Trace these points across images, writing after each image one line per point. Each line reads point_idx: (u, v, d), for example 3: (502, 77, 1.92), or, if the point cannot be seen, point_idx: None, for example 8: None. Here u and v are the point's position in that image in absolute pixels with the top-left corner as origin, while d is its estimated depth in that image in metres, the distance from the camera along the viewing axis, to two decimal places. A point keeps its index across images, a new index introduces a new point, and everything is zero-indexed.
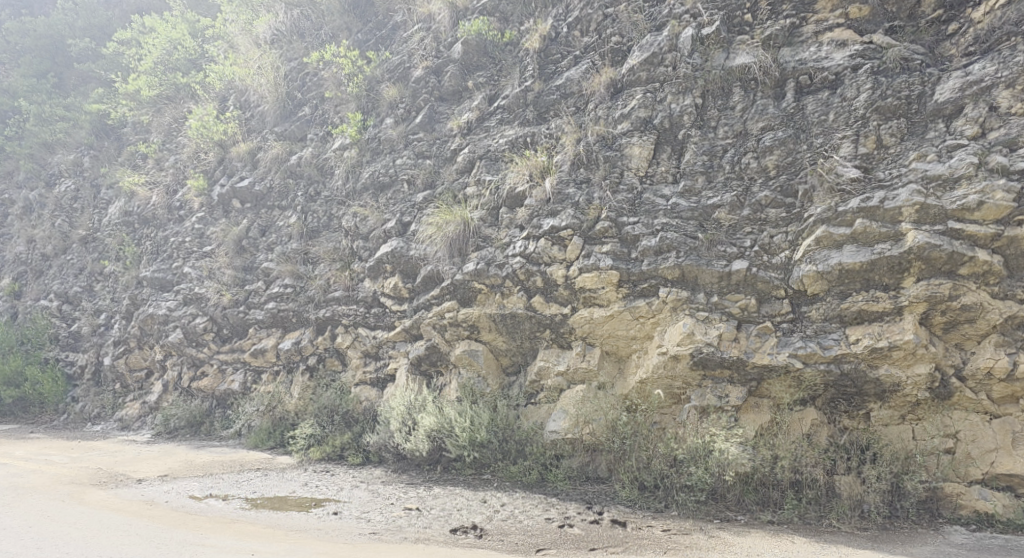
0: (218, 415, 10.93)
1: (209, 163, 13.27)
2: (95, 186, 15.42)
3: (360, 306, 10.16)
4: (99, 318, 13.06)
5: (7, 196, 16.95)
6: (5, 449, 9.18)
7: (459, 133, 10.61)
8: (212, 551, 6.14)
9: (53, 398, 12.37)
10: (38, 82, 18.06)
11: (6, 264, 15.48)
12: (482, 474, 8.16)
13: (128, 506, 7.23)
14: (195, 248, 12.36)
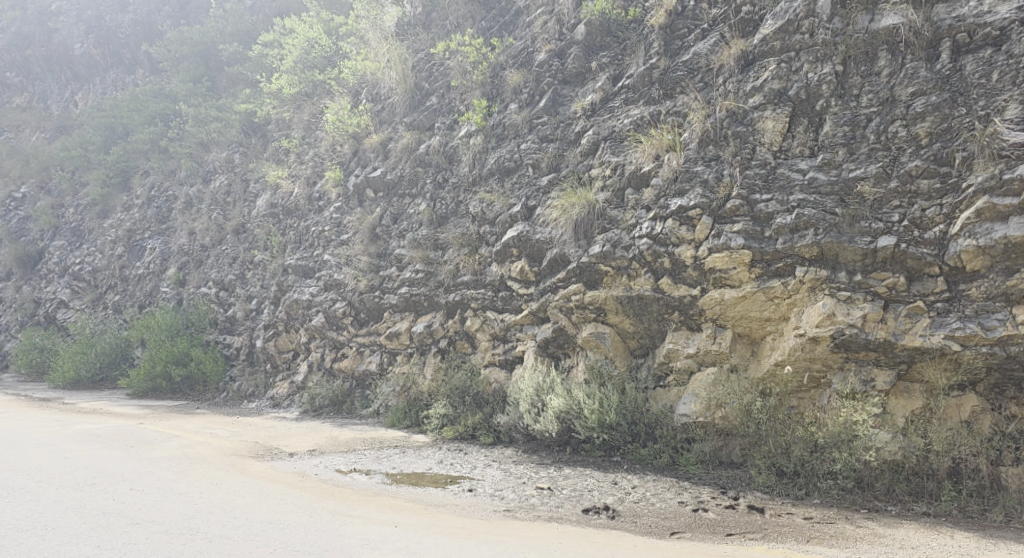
0: (357, 394, 11.53)
1: (345, 155, 14.01)
2: (244, 181, 16.65)
3: (488, 290, 10.40)
4: (251, 304, 14.15)
5: (171, 193, 18.66)
6: (177, 422, 10.19)
7: (583, 115, 10.56)
8: (359, 521, 6.55)
9: (214, 377, 13.36)
10: (195, 86, 19.86)
11: (171, 254, 17.06)
12: (612, 456, 8.19)
13: (283, 477, 7.85)
14: (333, 236, 13.09)
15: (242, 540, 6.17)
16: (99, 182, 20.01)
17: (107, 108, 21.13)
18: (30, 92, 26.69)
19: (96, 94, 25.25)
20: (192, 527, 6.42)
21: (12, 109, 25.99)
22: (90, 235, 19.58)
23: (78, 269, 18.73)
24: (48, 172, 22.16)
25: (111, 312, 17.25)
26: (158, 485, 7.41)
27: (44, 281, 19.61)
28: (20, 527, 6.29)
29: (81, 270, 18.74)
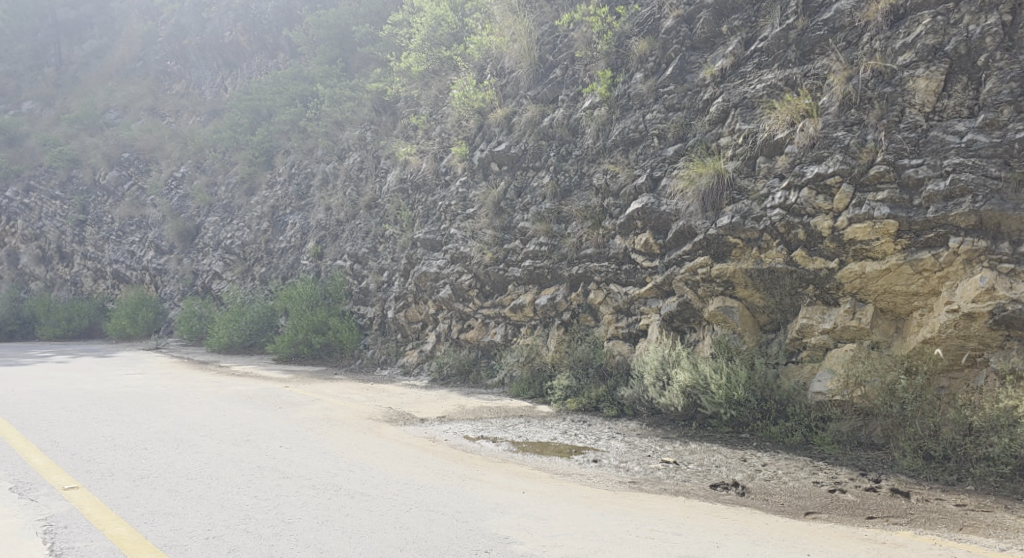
0: (483, 364, 11.82)
1: (470, 130, 14.29)
2: (375, 157, 17.36)
3: (612, 263, 10.36)
4: (383, 276, 14.81)
5: (309, 170, 19.78)
6: (319, 387, 10.90)
7: (712, 83, 10.21)
8: (488, 486, 6.78)
9: (350, 345, 14.13)
10: (331, 68, 21.17)
11: (310, 229, 18.11)
12: (740, 433, 7.94)
13: (414, 441, 8.23)
14: (460, 210, 13.42)
15: (381, 498, 6.56)
16: (246, 162, 21.61)
17: (255, 94, 22.91)
18: (187, 79, 29.03)
19: (242, 79, 27.09)
20: (336, 484, 6.89)
21: (172, 96, 28.48)
22: (239, 211, 21.14)
23: (229, 243, 20.30)
24: (203, 153, 24.21)
25: (258, 284, 18.63)
26: (303, 444, 8.00)
27: (201, 254, 21.42)
28: (189, 476, 6.99)
29: (232, 244, 20.32)
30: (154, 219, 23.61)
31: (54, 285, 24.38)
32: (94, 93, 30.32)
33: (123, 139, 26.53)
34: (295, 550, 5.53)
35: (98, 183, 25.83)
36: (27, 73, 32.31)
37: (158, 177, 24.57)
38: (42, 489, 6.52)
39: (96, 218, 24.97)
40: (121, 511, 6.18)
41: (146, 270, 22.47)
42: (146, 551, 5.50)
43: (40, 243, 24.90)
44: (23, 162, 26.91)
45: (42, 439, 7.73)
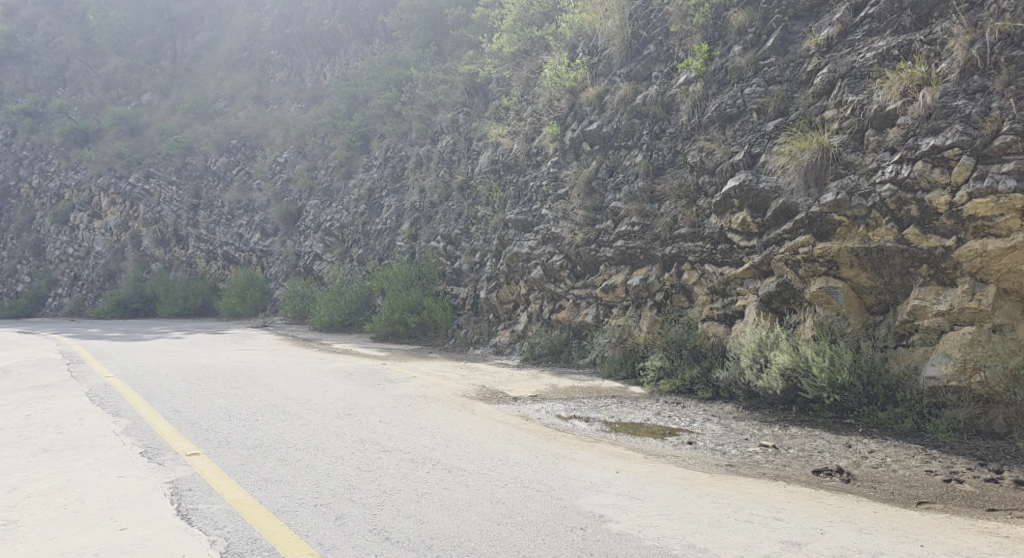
0: (574, 344, 11.76)
1: (562, 110, 14.23)
2: (468, 139, 17.54)
3: (707, 243, 10.12)
4: (475, 257, 15.00)
5: (404, 153, 20.21)
6: (416, 364, 11.24)
7: (817, 53, 9.79)
8: (582, 465, 6.82)
9: (443, 324, 14.42)
10: (424, 51, 21.77)
11: (405, 211, 18.52)
12: (844, 418, 7.62)
13: (508, 419, 8.35)
14: (551, 190, 13.42)
15: (478, 473, 6.71)
16: (344, 146, 22.36)
17: (353, 80, 23.78)
18: (288, 67, 30.17)
19: (340, 65, 27.93)
20: (433, 458, 7.11)
21: (275, 84, 29.71)
22: (338, 194, 21.89)
23: (329, 226, 21.11)
24: (304, 139, 25.19)
25: (356, 264, 19.28)
26: (402, 419, 8.27)
27: (302, 236, 22.30)
28: (297, 447, 7.37)
29: (332, 226, 21.11)
30: (259, 203, 24.82)
31: (172, 266, 26.18)
32: (206, 83, 32.09)
33: (232, 127, 28.11)
34: (397, 520, 5.76)
35: (210, 168, 27.40)
36: (147, 67, 34.64)
37: (264, 163, 25.82)
38: (167, 454, 7.03)
39: (207, 202, 26.50)
40: (237, 477, 6.60)
41: (253, 252, 23.68)
42: (261, 515, 5.86)
43: (159, 227, 26.81)
44: (144, 150, 28.98)
45: (166, 408, 8.34)
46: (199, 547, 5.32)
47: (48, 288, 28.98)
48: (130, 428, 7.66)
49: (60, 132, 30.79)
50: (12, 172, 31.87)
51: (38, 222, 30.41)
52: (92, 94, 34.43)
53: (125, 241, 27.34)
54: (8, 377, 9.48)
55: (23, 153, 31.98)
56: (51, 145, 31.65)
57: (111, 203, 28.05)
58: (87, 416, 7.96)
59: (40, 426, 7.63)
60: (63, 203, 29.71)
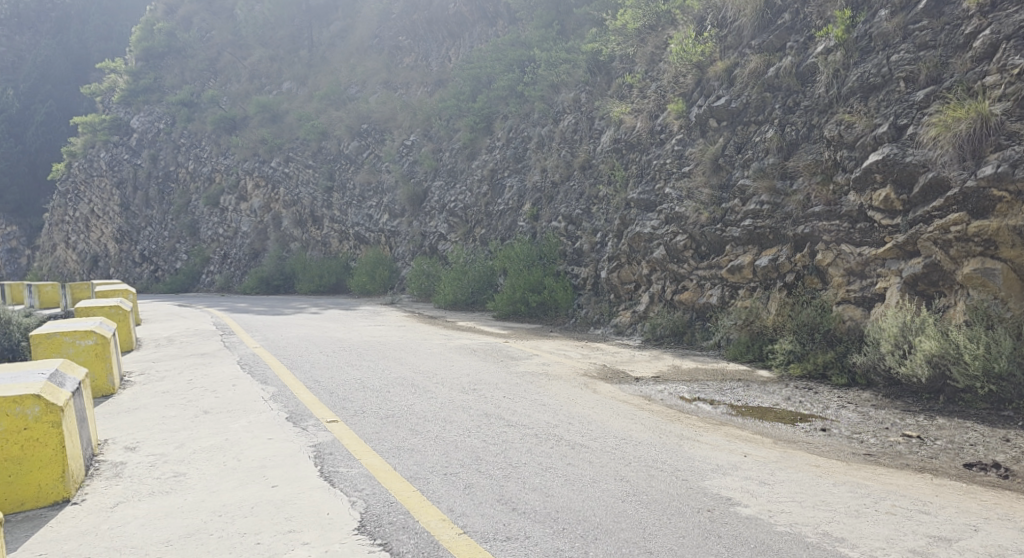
0: (698, 326, 11.40)
1: (688, 86, 13.93)
2: (591, 118, 17.45)
3: (844, 221, 9.70)
4: (597, 237, 14.97)
5: (526, 134, 20.39)
6: (537, 342, 11.41)
7: (977, 13, 9.14)
8: (707, 447, 6.72)
9: (564, 304, 14.46)
10: (547, 31, 22.57)
11: (527, 192, 18.67)
12: (1001, 411, 6.99)
13: (630, 399, 8.32)
14: (675, 169, 13.16)
15: (601, 451, 6.76)
16: (468, 128, 22.85)
17: (478, 63, 24.36)
18: (415, 52, 31.04)
19: (464, 48, 28.42)
20: (556, 434, 7.23)
21: (403, 69, 30.70)
22: (462, 174, 22.42)
23: (454, 206, 21.71)
24: (430, 122, 25.85)
25: (480, 244, 19.73)
26: (525, 395, 8.45)
27: (428, 217, 22.98)
28: (426, 418, 7.70)
29: (456, 207, 21.68)
30: (388, 185, 25.76)
31: (309, 245, 27.92)
32: (339, 70, 33.68)
33: (362, 112, 29.32)
34: (523, 492, 5.91)
35: (343, 152, 28.65)
36: (287, 56, 36.72)
37: (392, 146, 26.70)
38: (310, 420, 7.56)
39: (340, 184, 27.79)
40: (373, 444, 7.00)
41: (382, 232, 24.76)
42: (395, 480, 6.19)
43: (298, 208, 28.81)
44: (285, 136, 31.05)
45: (307, 378, 8.93)
46: (342, 506, 5.71)
47: (202, 265, 32.25)
48: (277, 395, 8.28)
49: (211, 121, 33.93)
50: (172, 159, 35.74)
51: (194, 204, 33.99)
52: (238, 84, 37.04)
53: (268, 221, 29.88)
54: (172, 345, 10.49)
55: (182, 141, 35.61)
56: (204, 133, 34.81)
57: (257, 185, 30.75)
58: (240, 382, 8.69)
59: (200, 389, 8.40)
60: (214, 186, 33.06)
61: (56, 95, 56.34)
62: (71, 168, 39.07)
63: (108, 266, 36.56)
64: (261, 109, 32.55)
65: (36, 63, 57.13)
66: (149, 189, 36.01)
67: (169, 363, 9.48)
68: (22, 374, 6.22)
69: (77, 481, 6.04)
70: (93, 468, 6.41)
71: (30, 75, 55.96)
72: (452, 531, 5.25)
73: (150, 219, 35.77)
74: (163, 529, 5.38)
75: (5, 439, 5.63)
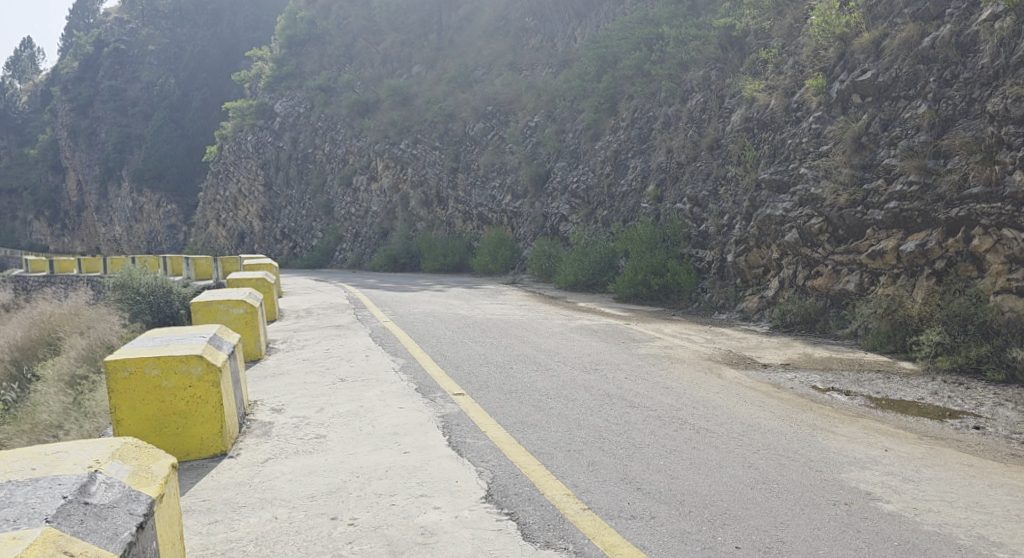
0: (832, 314, 10.82)
1: (829, 60, 13.46)
2: (720, 96, 16.97)
3: (1007, 204, 8.91)
4: (724, 220, 14.50)
5: (652, 114, 20.02)
6: (659, 325, 11.26)
7: None
8: (843, 440, 6.40)
9: (686, 288, 14.11)
10: (677, 8, 22.02)
11: (651, 172, 18.36)
12: None
13: (758, 387, 8.05)
14: (812, 148, 12.59)
15: (727, 437, 6.61)
16: (593, 109, 22.77)
17: (605, 43, 24.25)
18: (541, 33, 31.13)
19: (591, 27, 28.12)
20: (680, 418, 7.12)
21: (529, 51, 30.85)
22: (585, 155, 22.34)
23: (576, 187, 21.71)
24: (554, 103, 25.88)
25: (601, 226, 19.58)
26: (649, 377, 8.38)
27: (550, 198, 23.06)
28: (549, 395, 7.81)
29: (578, 188, 21.66)
30: (512, 165, 25.98)
31: (434, 225, 28.85)
32: (466, 53, 34.32)
33: (488, 94, 29.75)
34: (648, 472, 5.89)
35: (468, 134, 29.18)
36: (417, 41, 37.78)
37: (516, 128, 26.86)
38: (438, 392, 7.84)
39: (465, 165, 28.36)
40: (498, 418, 7.19)
41: (505, 213, 25.12)
42: (519, 454, 6.34)
43: (424, 189, 29.82)
44: (413, 118, 32.19)
45: (434, 352, 9.27)
46: (469, 475, 5.91)
47: (335, 242, 34.39)
48: (406, 366, 8.66)
49: (346, 105, 35.74)
50: (310, 142, 38.02)
51: (329, 184, 36.05)
52: (371, 69, 38.63)
53: (396, 201, 31.14)
54: (310, 316, 11.16)
55: (319, 124, 37.79)
56: (339, 116, 36.77)
57: (386, 166, 32.16)
58: (372, 353, 9.15)
59: (337, 358, 8.92)
60: (347, 167, 34.89)
61: (210, 84, 61.00)
62: (224, 151, 42.97)
63: (254, 243, 40.61)
64: (392, 93, 33.87)
65: (195, 53, 62.90)
66: (290, 170, 38.70)
67: (308, 332, 10.12)
68: (185, 336, 6.83)
69: (232, 438, 6.60)
70: (246, 426, 6.97)
71: (190, 64, 61.77)
72: (577, 506, 5.31)
73: (290, 198, 38.67)
74: (307, 485, 5.78)
75: (173, 395, 6.24)
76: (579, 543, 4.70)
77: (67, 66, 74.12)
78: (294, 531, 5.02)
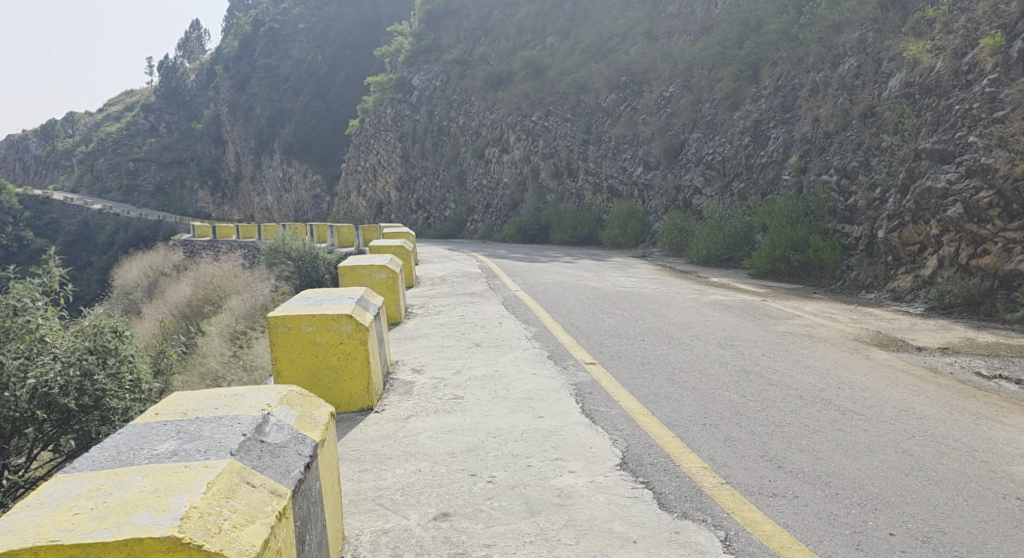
0: (1000, 296, 9.89)
1: (1010, 16, 12.34)
2: (877, 60, 15.92)
3: None
4: (875, 192, 13.60)
5: (798, 81, 19.04)
6: (799, 303, 10.77)
7: None
8: (1013, 431, 5.89)
9: (830, 265, 13.36)
10: None
11: (794, 143, 17.47)
12: None
13: (911, 370, 7.56)
14: (984, 114, 11.57)
15: (878, 420, 6.25)
16: (733, 77, 22.00)
17: (749, 6, 23.33)
18: None
19: None
20: (824, 398, 6.80)
21: (666, 18, 30.01)
22: (722, 126, 21.57)
23: (712, 159, 21.08)
24: (690, 72, 25.12)
25: (737, 199, 18.91)
26: (788, 355, 8.07)
27: (684, 169, 22.49)
28: (684, 368, 7.69)
29: (715, 159, 21.00)
30: (644, 137, 25.53)
31: (564, 197, 28.96)
32: (600, 23, 33.84)
33: (622, 64, 29.10)
34: (790, 451, 5.68)
35: (600, 105, 28.92)
36: (551, 12, 37.63)
37: (650, 98, 26.29)
38: (571, 360, 7.94)
39: (597, 137, 28.16)
40: (631, 388, 7.16)
41: (636, 185, 24.78)
42: (654, 425, 6.29)
43: (555, 160, 29.95)
44: (546, 90, 32.33)
45: (565, 322, 9.35)
46: (604, 443, 5.94)
47: (466, 213, 35.26)
48: (538, 334, 8.80)
49: (481, 77, 36.46)
50: (445, 115, 39.13)
51: (462, 156, 36.96)
52: (505, 41, 39.02)
53: (526, 173, 31.46)
54: (445, 283, 11.55)
55: (454, 97, 38.80)
56: (473, 90, 37.55)
57: (518, 139, 32.54)
58: (505, 320, 9.35)
59: (471, 324, 9.20)
60: (481, 139, 35.66)
61: (354, 59, 63.67)
62: (365, 124, 45.04)
63: (391, 212, 42.30)
64: (525, 65, 34.08)
65: (340, 31, 65.88)
66: (426, 142, 40.02)
67: (443, 299, 10.47)
68: (336, 297, 7.24)
69: (377, 394, 6.98)
70: (389, 384, 7.34)
71: (335, 41, 64.86)
72: (714, 479, 5.22)
73: (425, 169, 40.02)
74: (448, 443, 6.02)
75: (326, 350, 6.65)
76: (718, 517, 4.62)
77: (230, 45, 79.87)
78: (437, 484, 5.25)
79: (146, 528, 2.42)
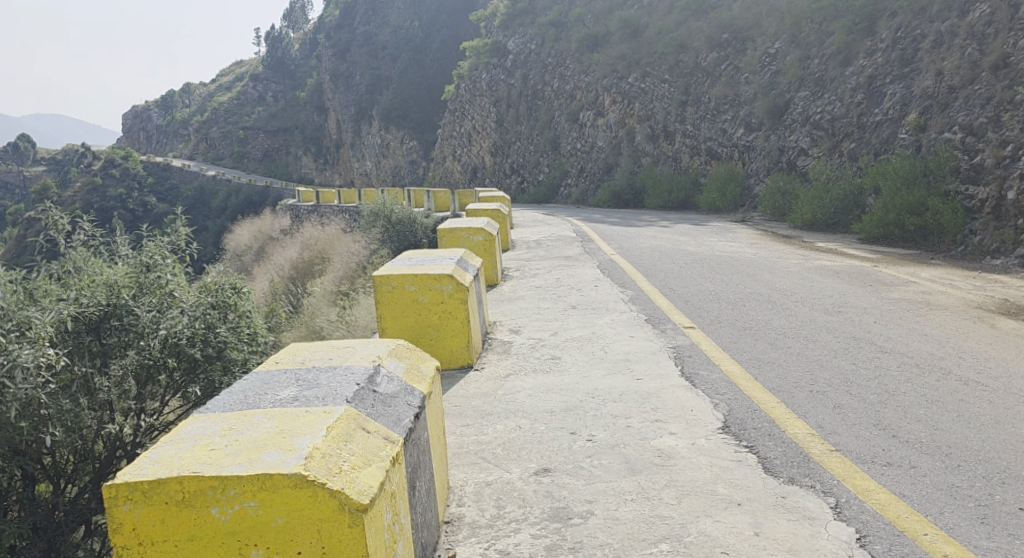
0: None
1: None
2: (1013, 7, 14.82)
3: None
4: (1005, 151, 12.63)
5: (919, 32, 17.82)
6: (913, 269, 10.16)
7: None
8: None
9: (951, 229, 12.53)
10: None
11: (913, 98, 16.39)
12: None
13: None
14: None
15: (1005, 392, 5.86)
16: (845, 31, 20.89)
17: None
18: None
19: None
20: (943, 367, 6.45)
21: None
22: (832, 83, 20.49)
23: (819, 118, 20.11)
24: (798, 27, 23.90)
25: (847, 160, 18.05)
26: (903, 322, 7.66)
27: (788, 130, 21.56)
28: (788, 334, 7.45)
29: (823, 119, 20.00)
30: (747, 97, 24.62)
31: (659, 160, 28.34)
32: None
33: (724, 20, 28.09)
34: (905, 421, 5.42)
35: (700, 65, 28.02)
36: None
37: (753, 56, 25.24)
38: (669, 324, 7.81)
39: (696, 98, 27.31)
40: (732, 353, 7.01)
41: (736, 147, 23.99)
42: (757, 390, 6.13)
43: (651, 123, 29.31)
44: (643, 51, 31.53)
45: (662, 286, 9.20)
46: (705, 406, 5.83)
47: (560, 177, 35.08)
48: (635, 298, 8.70)
49: (576, 39, 35.99)
50: (540, 79, 38.97)
51: (556, 120, 36.74)
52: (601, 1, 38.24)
53: (621, 136, 30.94)
54: (540, 247, 11.55)
55: (549, 60, 38.53)
56: (568, 52, 37.14)
57: (613, 102, 32.00)
58: (601, 284, 9.30)
59: (567, 287, 9.20)
60: (575, 103, 35.28)
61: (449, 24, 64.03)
62: (459, 89, 45.37)
63: (485, 177, 42.64)
64: (623, 25, 33.40)
65: None
66: (520, 107, 40.01)
67: (538, 262, 10.50)
68: (437, 258, 7.39)
69: (476, 352, 7.12)
70: (487, 343, 7.49)
71: (431, 7, 65.36)
72: (823, 446, 5.05)
73: (519, 134, 40.05)
74: (547, 402, 6.08)
75: (427, 309, 6.81)
76: (827, 483, 4.47)
77: (331, 15, 81.97)
78: (537, 441, 5.33)
79: (271, 466, 2.40)
